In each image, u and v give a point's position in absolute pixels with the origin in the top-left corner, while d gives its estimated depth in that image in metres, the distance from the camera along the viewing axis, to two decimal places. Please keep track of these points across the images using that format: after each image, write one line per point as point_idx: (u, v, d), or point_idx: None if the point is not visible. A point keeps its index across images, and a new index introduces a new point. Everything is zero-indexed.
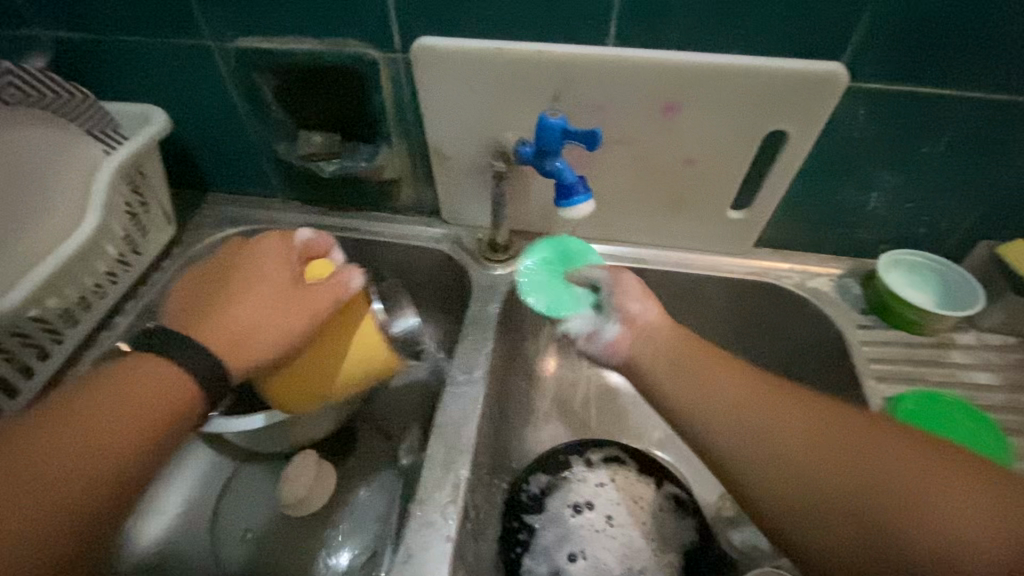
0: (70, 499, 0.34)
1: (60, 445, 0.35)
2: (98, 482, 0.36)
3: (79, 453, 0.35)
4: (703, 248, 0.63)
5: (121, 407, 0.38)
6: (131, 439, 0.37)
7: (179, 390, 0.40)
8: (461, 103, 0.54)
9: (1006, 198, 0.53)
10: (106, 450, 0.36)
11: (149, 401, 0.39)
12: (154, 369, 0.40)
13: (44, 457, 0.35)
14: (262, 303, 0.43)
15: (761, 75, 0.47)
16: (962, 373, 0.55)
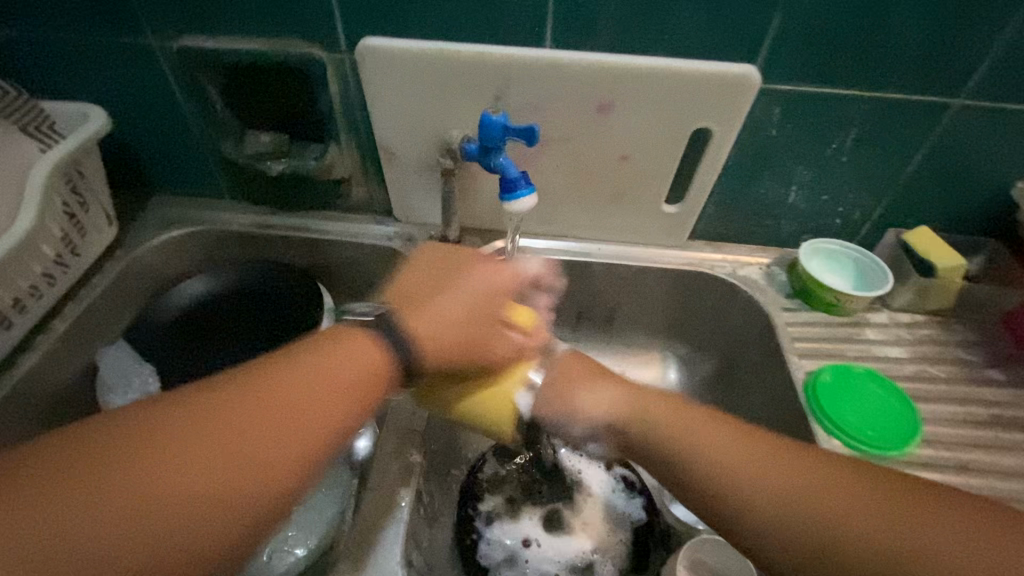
0: (235, 479, 0.31)
1: (233, 422, 0.32)
2: (267, 463, 0.32)
3: (254, 431, 0.33)
4: (642, 241, 0.67)
5: (310, 396, 0.35)
6: (303, 422, 0.34)
7: (376, 365, 0.38)
8: (408, 103, 0.56)
9: (902, 193, 0.60)
10: (279, 429, 0.33)
11: (333, 398, 0.36)
12: (369, 340, 0.39)
13: (221, 432, 0.32)
14: (466, 317, 0.43)
15: (683, 79, 0.51)
16: (876, 348, 0.59)
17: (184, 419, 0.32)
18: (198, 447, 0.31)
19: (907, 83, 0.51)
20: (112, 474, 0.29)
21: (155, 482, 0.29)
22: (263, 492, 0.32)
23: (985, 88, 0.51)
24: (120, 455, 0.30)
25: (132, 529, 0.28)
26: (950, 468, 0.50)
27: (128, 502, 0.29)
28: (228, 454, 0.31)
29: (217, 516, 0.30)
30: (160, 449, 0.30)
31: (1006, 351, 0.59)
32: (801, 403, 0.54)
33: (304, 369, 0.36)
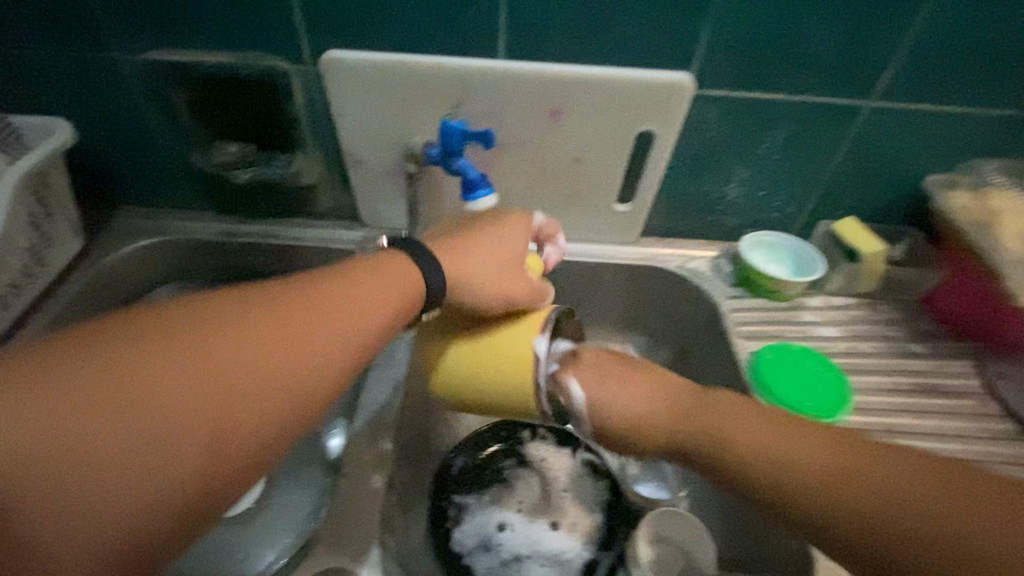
0: (256, 388, 0.32)
1: (259, 334, 0.34)
2: (304, 362, 0.34)
3: (276, 345, 0.34)
4: (598, 239, 0.71)
5: (354, 308, 0.38)
6: (320, 342, 0.35)
7: (396, 298, 0.40)
8: (372, 111, 0.59)
9: (829, 188, 0.66)
10: (299, 347, 0.34)
11: (374, 306, 0.38)
12: (403, 273, 0.41)
13: (271, 328, 0.34)
14: (495, 259, 0.45)
15: (626, 87, 0.56)
16: (812, 329, 0.64)
17: (213, 326, 0.33)
18: (226, 354, 0.32)
19: (825, 87, 0.57)
20: (145, 368, 0.30)
21: (186, 380, 0.31)
22: (280, 404, 0.33)
23: (892, 91, 0.57)
24: (154, 351, 0.31)
25: (163, 420, 0.29)
26: (878, 432, 0.55)
27: (159, 395, 0.30)
28: (253, 364, 0.33)
29: (240, 420, 0.32)
30: (190, 349, 0.31)
31: (926, 327, 0.65)
32: (746, 381, 0.59)
33: (325, 293, 0.37)
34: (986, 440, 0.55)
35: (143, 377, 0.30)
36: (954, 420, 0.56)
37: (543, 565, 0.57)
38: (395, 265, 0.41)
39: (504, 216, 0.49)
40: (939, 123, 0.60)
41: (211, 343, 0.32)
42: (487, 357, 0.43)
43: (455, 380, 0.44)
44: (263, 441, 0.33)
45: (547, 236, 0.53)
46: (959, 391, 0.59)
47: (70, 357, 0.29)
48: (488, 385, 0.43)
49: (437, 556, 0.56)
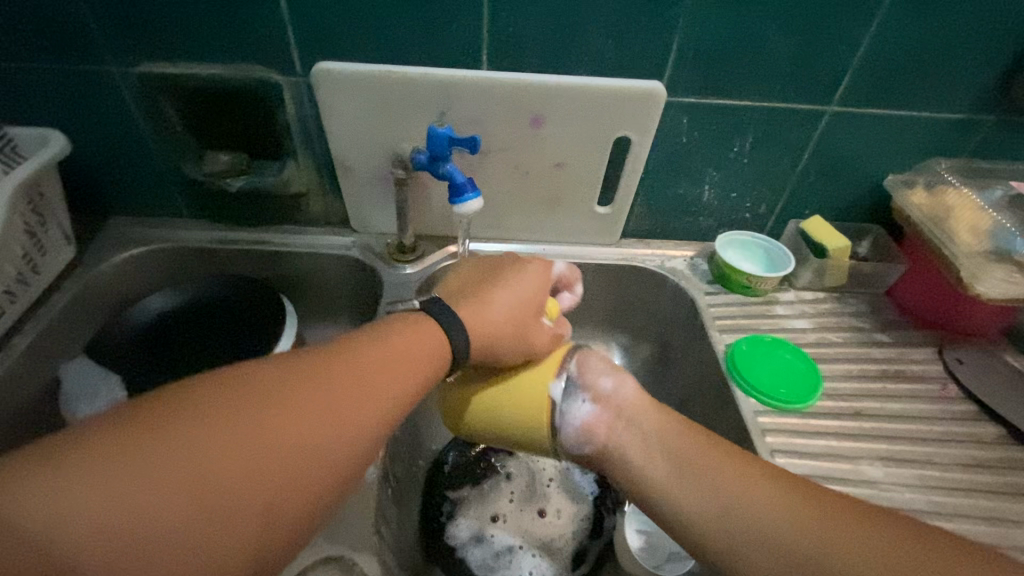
0: (308, 466, 0.33)
1: (308, 408, 0.34)
2: (350, 426, 0.35)
3: (327, 419, 0.34)
4: (580, 240, 0.74)
5: (389, 366, 0.39)
6: (364, 413, 0.36)
7: (428, 364, 0.41)
8: (361, 120, 0.61)
9: (796, 189, 0.70)
10: (346, 419, 0.35)
11: (407, 364, 0.40)
12: (426, 330, 0.42)
13: (315, 393, 0.35)
14: (516, 309, 0.46)
15: (602, 94, 0.59)
16: (785, 321, 0.68)
17: (265, 401, 0.33)
18: (280, 431, 0.32)
19: (788, 93, 0.61)
20: (205, 449, 0.30)
21: (243, 459, 0.30)
22: (329, 480, 0.33)
23: (849, 97, 0.61)
24: (214, 429, 0.31)
25: (221, 505, 0.29)
26: (847, 415, 0.58)
27: (217, 478, 0.29)
28: (305, 439, 0.33)
29: (294, 497, 0.32)
30: (245, 427, 0.31)
31: (891, 317, 0.69)
32: (724, 372, 0.62)
33: (366, 361, 0.38)
34: (948, 419, 0.58)
35: (201, 460, 0.29)
36: (918, 402, 0.60)
37: (535, 555, 0.58)
38: (423, 329, 0.42)
39: (522, 265, 0.50)
40: (894, 126, 0.64)
41: (264, 420, 0.32)
42: (512, 401, 0.46)
43: (482, 421, 0.47)
44: (310, 517, 0.33)
45: (566, 283, 0.55)
46: (921, 375, 0.63)
47: (125, 440, 0.29)
48: (511, 426, 0.46)
49: (430, 550, 0.58)
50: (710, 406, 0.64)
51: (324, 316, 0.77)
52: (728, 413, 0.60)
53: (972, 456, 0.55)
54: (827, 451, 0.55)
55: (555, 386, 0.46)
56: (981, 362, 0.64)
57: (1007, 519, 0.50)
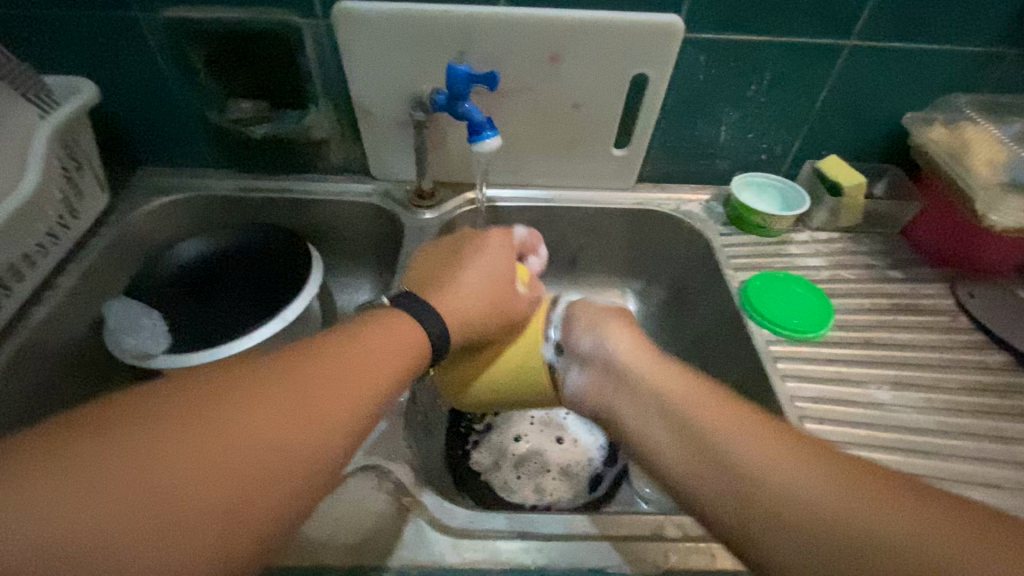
0: (284, 446, 0.31)
1: (270, 403, 0.32)
2: (336, 408, 0.34)
3: (307, 393, 0.34)
4: (597, 185, 0.75)
5: (378, 343, 0.39)
6: (342, 395, 0.35)
7: (414, 344, 0.41)
8: (379, 59, 0.62)
9: (813, 129, 0.70)
10: (325, 398, 0.34)
11: (394, 343, 0.40)
12: (406, 321, 0.42)
13: (295, 375, 0.34)
14: (489, 286, 0.46)
15: (620, 31, 0.60)
16: (799, 260, 0.69)
17: (221, 398, 0.31)
18: (243, 432, 0.30)
19: (809, 27, 0.60)
20: (162, 458, 0.28)
21: (219, 441, 0.29)
22: (308, 469, 0.32)
23: (869, 32, 0.61)
24: (167, 430, 0.29)
25: (188, 516, 0.27)
26: (857, 344, 0.60)
27: (188, 465, 0.28)
28: (278, 427, 0.31)
29: (279, 476, 0.30)
30: (217, 414, 0.30)
31: (904, 255, 0.70)
32: (738, 307, 0.64)
33: (349, 345, 0.38)
34: (955, 347, 0.60)
35: (155, 470, 0.27)
36: (928, 332, 0.61)
37: (555, 478, 0.62)
38: (392, 320, 0.41)
39: (483, 242, 0.50)
40: (915, 60, 0.63)
41: (223, 420, 0.30)
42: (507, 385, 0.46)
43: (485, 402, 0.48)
44: (291, 515, 0.31)
45: (530, 248, 0.54)
46: (932, 308, 0.64)
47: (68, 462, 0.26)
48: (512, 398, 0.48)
49: (457, 473, 0.62)
50: (725, 340, 0.66)
51: (348, 263, 0.80)
52: (742, 345, 0.62)
53: (979, 380, 0.57)
54: (836, 377, 0.57)
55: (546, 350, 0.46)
56: (993, 295, 0.65)
57: (1010, 436, 0.52)
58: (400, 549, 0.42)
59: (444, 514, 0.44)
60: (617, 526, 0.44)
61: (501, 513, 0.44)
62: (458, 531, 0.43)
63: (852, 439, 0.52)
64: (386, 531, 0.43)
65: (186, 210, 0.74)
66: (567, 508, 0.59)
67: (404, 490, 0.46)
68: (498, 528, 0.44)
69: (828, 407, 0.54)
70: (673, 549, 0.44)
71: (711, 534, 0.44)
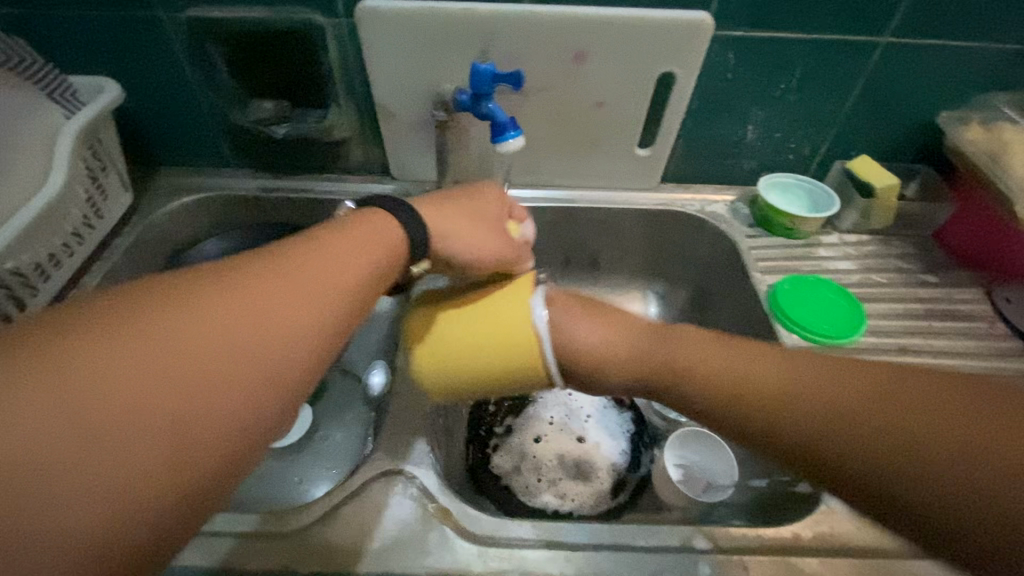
0: (252, 362, 0.30)
1: (227, 324, 0.30)
2: (306, 325, 0.33)
3: (275, 309, 0.32)
4: (619, 185, 0.73)
5: (348, 259, 0.37)
6: (311, 310, 0.33)
7: (383, 256, 0.40)
8: (402, 59, 0.61)
9: (843, 129, 0.68)
10: (295, 314, 0.32)
11: (364, 256, 0.38)
12: (382, 224, 0.42)
13: (263, 291, 0.32)
14: (474, 224, 0.48)
15: (646, 28, 0.58)
16: (828, 263, 0.67)
17: (181, 311, 0.29)
18: (195, 352, 0.28)
19: (842, 24, 0.59)
20: (104, 375, 0.25)
21: (181, 357, 0.28)
22: (277, 386, 0.31)
23: (905, 28, 0.59)
24: (125, 346, 0.27)
25: (136, 437, 0.25)
26: (890, 351, 0.58)
27: (148, 382, 0.26)
28: (244, 342, 0.30)
29: (249, 391, 0.29)
30: (177, 328, 0.28)
31: (937, 258, 0.68)
32: (766, 311, 0.62)
33: (319, 260, 0.36)
34: (994, 355, 0.58)
35: (114, 398, 0.25)
36: (964, 339, 0.60)
37: (576, 484, 0.61)
38: (356, 232, 0.40)
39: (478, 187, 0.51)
40: (952, 58, 0.61)
41: (189, 346, 0.28)
42: (478, 332, 0.44)
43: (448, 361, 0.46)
44: (255, 443, 0.30)
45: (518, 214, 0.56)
46: (968, 314, 0.62)
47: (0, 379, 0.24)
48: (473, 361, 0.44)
49: (478, 476, 0.61)
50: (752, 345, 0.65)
51: None
52: None
53: None
54: None
55: (536, 311, 0.44)
56: None
57: None
58: (425, 555, 0.42)
59: (470, 521, 0.44)
60: (645, 536, 0.43)
61: (527, 521, 0.44)
62: (483, 538, 0.43)
63: None
64: (410, 537, 0.43)
65: (204, 207, 0.74)
66: (590, 515, 0.58)
67: (428, 496, 0.45)
68: (524, 537, 0.43)
69: None
70: (703, 561, 0.43)
71: (743, 545, 0.43)
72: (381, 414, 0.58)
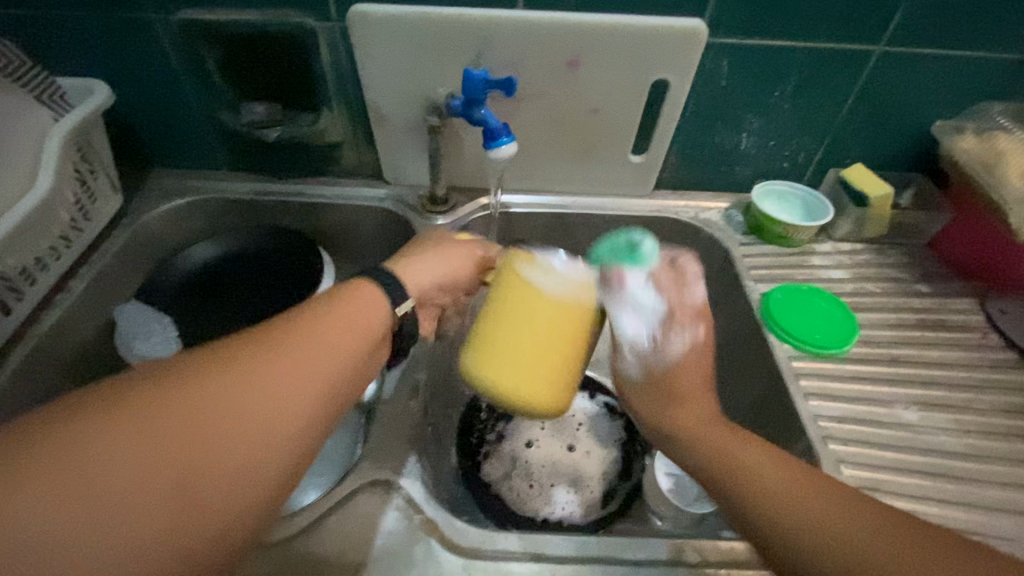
0: (245, 438, 0.32)
1: (227, 394, 0.32)
2: (301, 399, 0.34)
3: (272, 384, 0.33)
4: (613, 191, 0.73)
5: (345, 329, 0.39)
6: (308, 385, 0.35)
7: (381, 322, 0.41)
8: (395, 63, 0.61)
9: (838, 137, 0.68)
10: (290, 389, 0.34)
11: (360, 323, 0.40)
12: (374, 287, 0.43)
13: (260, 364, 0.34)
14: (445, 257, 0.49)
15: (640, 36, 0.58)
16: (822, 272, 0.67)
17: (183, 388, 0.31)
18: (197, 422, 0.31)
19: (837, 33, 0.58)
20: (116, 441, 0.28)
21: (181, 434, 0.30)
22: (269, 460, 0.32)
23: (901, 37, 0.59)
24: (130, 425, 0.29)
25: (138, 497, 0.28)
26: (883, 362, 0.58)
27: (146, 459, 0.29)
28: (239, 419, 0.32)
29: (239, 465, 0.31)
30: (179, 405, 0.31)
31: (931, 268, 0.68)
32: (759, 320, 0.62)
33: (318, 330, 0.37)
34: (987, 366, 0.58)
35: (115, 476, 0.28)
36: (956, 350, 0.59)
37: (568, 491, 0.60)
38: (356, 297, 0.41)
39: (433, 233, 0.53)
40: (947, 68, 0.61)
41: (187, 423, 0.30)
42: (513, 319, 0.44)
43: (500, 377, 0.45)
44: (235, 511, 0.31)
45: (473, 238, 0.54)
46: (962, 325, 0.62)
47: (33, 436, 0.28)
48: (539, 335, 0.44)
49: (468, 484, 0.61)
50: (745, 354, 0.64)
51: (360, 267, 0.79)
52: (762, 360, 0.61)
53: (1011, 402, 0.55)
54: (862, 397, 0.55)
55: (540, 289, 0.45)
56: None
57: None
58: (410, 567, 0.41)
59: (456, 532, 0.43)
60: (633, 549, 0.43)
61: (514, 534, 0.43)
62: (469, 551, 0.42)
63: (878, 462, 0.50)
64: (395, 548, 0.42)
65: (198, 212, 0.74)
66: (579, 524, 0.58)
67: (414, 506, 0.45)
68: (511, 550, 0.42)
69: (854, 427, 0.53)
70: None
71: (732, 559, 0.43)
72: (369, 421, 0.58)
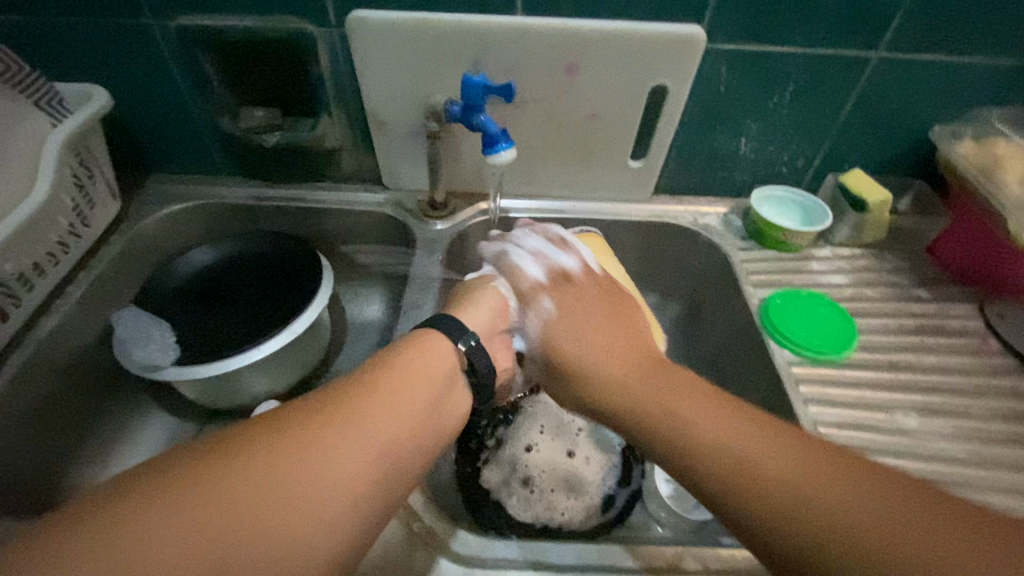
0: (301, 503, 0.31)
1: (288, 456, 0.32)
2: (357, 463, 0.34)
3: (330, 446, 0.34)
4: (612, 196, 0.73)
5: (403, 390, 0.39)
6: (365, 447, 0.35)
7: (436, 381, 0.42)
8: (394, 69, 0.61)
9: (836, 142, 0.68)
10: (347, 453, 0.34)
11: (415, 380, 0.41)
12: (438, 338, 0.46)
13: (323, 426, 0.34)
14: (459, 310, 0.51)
15: (639, 41, 0.58)
16: (820, 277, 0.67)
17: (249, 450, 0.32)
18: (255, 483, 0.30)
19: (835, 39, 0.59)
20: (175, 501, 0.28)
21: (240, 497, 0.30)
22: (323, 528, 0.31)
23: (898, 43, 0.59)
24: (194, 487, 0.29)
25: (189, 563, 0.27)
26: (882, 368, 0.58)
27: (205, 522, 0.28)
28: (296, 482, 0.31)
29: (295, 533, 0.30)
30: (245, 466, 0.31)
31: (929, 273, 0.68)
32: (758, 325, 0.62)
33: (378, 391, 0.38)
34: (985, 372, 0.58)
35: (172, 535, 0.27)
36: (956, 356, 0.59)
37: (567, 497, 0.60)
38: (415, 355, 0.43)
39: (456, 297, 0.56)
40: (944, 74, 0.61)
41: (250, 485, 0.30)
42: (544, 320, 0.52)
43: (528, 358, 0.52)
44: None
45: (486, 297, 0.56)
46: (960, 330, 0.62)
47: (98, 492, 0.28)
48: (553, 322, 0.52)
49: (467, 491, 0.61)
50: (745, 359, 0.64)
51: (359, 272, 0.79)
52: (761, 366, 0.61)
53: (1009, 408, 0.55)
54: (861, 402, 0.55)
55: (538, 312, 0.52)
56: None
57: None
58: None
59: (455, 540, 0.43)
60: (633, 557, 0.43)
61: (513, 542, 0.43)
62: (469, 559, 0.42)
63: None
64: (394, 557, 0.42)
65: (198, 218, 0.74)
66: (579, 530, 0.58)
67: (413, 514, 0.44)
68: (510, 558, 0.42)
69: (853, 433, 0.53)
70: None
71: (731, 567, 0.43)
72: None
